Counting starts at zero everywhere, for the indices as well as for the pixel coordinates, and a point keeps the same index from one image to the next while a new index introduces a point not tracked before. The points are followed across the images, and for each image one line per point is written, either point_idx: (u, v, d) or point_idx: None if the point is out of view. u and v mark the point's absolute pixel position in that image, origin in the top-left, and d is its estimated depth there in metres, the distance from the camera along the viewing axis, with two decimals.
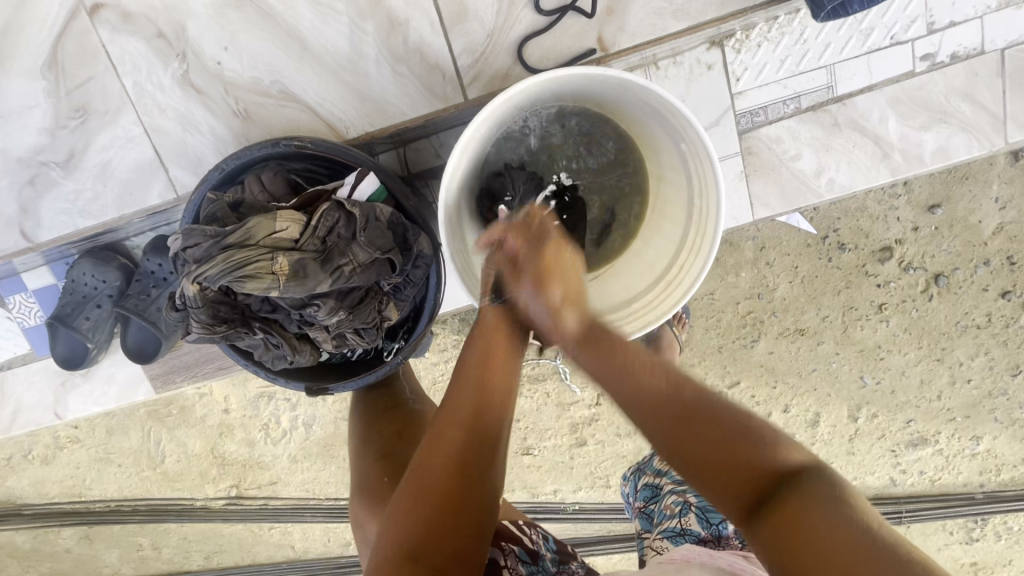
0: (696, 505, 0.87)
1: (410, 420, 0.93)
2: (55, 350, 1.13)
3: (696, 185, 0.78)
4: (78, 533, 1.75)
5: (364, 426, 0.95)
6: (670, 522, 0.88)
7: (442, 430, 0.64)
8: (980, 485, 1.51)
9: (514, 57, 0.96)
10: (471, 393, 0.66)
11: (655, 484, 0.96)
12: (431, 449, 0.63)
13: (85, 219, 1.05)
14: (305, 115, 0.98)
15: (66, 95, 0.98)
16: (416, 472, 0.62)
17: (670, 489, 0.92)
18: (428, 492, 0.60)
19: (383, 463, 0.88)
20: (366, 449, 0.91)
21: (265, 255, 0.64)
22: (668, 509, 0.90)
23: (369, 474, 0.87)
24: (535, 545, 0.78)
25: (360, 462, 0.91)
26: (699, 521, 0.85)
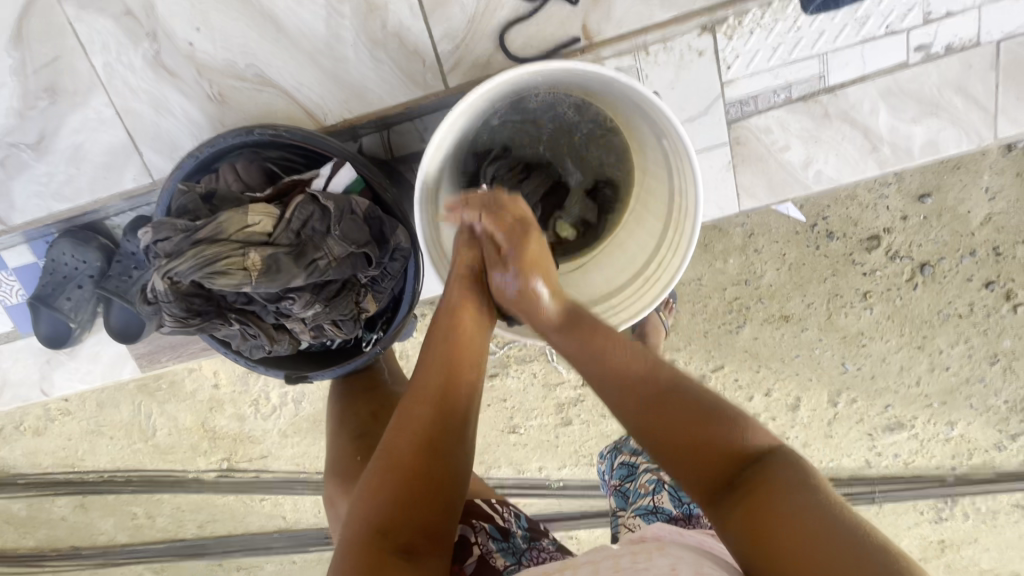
0: (668, 484, 0.90)
1: (385, 403, 0.94)
2: (38, 330, 1.12)
3: (676, 181, 0.77)
4: (73, 502, 1.78)
5: (341, 405, 0.96)
6: (643, 500, 0.91)
7: (409, 408, 0.65)
8: (952, 467, 1.55)
9: (496, 43, 0.94)
10: (438, 374, 0.67)
11: (631, 464, 0.96)
12: (400, 426, 0.64)
13: (58, 202, 1.03)
14: (282, 101, 0.95)
15: (33, 74, 0.95)
16: (385, 451, 0.63)
17: (645, 468, 0.95)
18: (397, 470, 0.61)
19: (358, 443, 0.90)
20: (342, 428, 0.93)
21: (236, 250, 0.63)
22: (641, 487, 0.92)
23: (341, 453, 0.90)
24: (507, 522, 0.80)
25: (333, 441, 0.93)
26: (670, 500, 0.88)
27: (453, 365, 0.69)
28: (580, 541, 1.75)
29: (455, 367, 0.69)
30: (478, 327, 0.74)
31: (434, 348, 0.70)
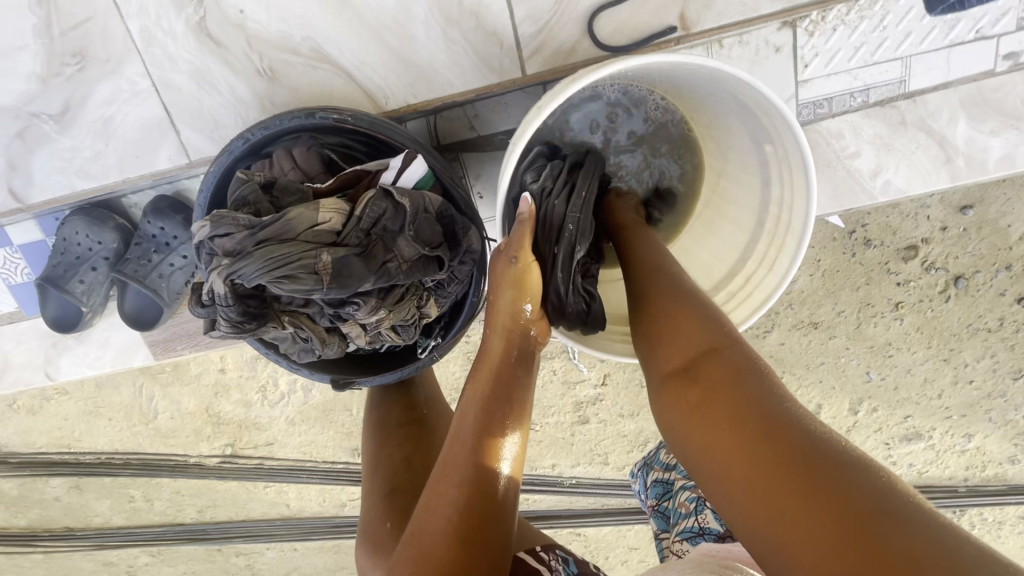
0: (710, 501, 0.83)
1: (420, 437, 0.90)
2: (45, 312, 1.04)
3: (775, 191, 0.72)
4: (67, 482, 1.71)
5: (375, 445, 0.91)
6: (687, 522, 0.83)
7: (438, 489, 0.60)
8: (964, 479, 1.52)
9: (583, 29, 0.86)
10: (465, 449, 0.62)
11: (666, 481, 0.92)
12: (429, 508, 0.60)
13: (83, 179, 0.94)
14: (339, 80, 0.87)
15: (60, 36, 0.86)
16: (414, 536, 0.59)
17: (682, 486, 0.89)
18: (428, 562, 0.56)
19: (389, 502, 0.83)
20: (376, 477, 0.87)
21: (306, 252, 0.57)
22: (681, 507, 0.86)
23: (373, 517, 0.82)
24: (556, 573, 0.74)
25: (365, 499, 0.86)
26: (716, 518, 0.81)
27: (484, 435, 0.63)
28: (587, 539, 1.70)
29: (487, 438, 0.63)
30: (518, 384, 0.68)
31: (465, 418, 0.65)
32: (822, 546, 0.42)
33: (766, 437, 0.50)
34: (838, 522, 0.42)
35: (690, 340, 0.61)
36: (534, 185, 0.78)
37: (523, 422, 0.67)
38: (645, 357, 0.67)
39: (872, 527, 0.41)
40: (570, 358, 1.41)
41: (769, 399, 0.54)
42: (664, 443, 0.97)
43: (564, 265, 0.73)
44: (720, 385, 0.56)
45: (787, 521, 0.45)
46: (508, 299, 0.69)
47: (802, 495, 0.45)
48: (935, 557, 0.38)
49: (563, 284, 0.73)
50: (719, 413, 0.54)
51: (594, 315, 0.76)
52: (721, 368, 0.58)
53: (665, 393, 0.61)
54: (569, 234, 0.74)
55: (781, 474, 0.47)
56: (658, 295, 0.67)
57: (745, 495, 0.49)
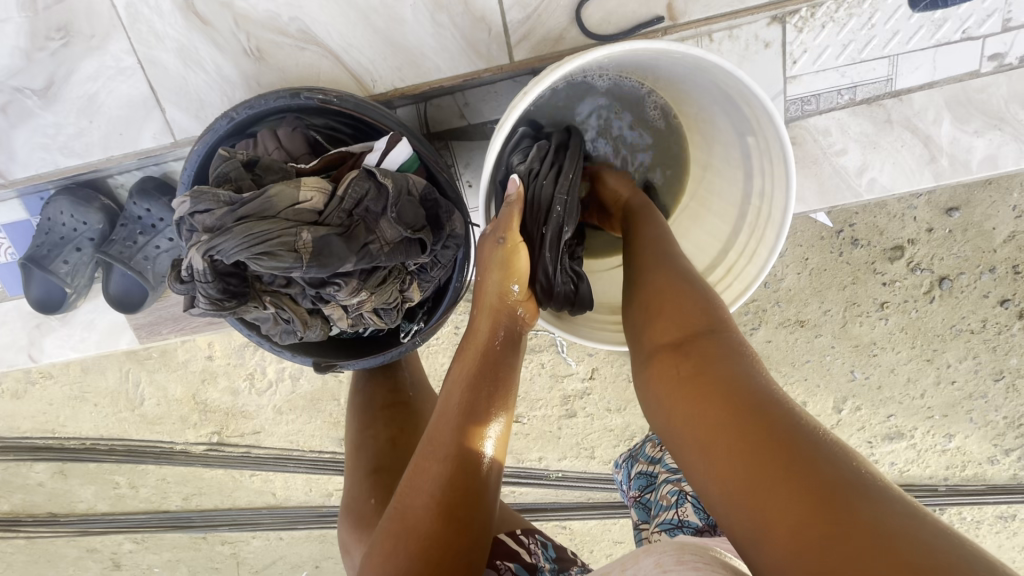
0: (691, 494, 0.81)
1: (406, 421, 0.91)
2: (29, 292, 1.03)
3: (757, 182, 0.72)
4: (52, 468, 1.70)
5: (359, 425, 0.92)
6: (666, 514, 0.82)
7: (423, 464, 0.61)
8: (944, 478, 1.54)
9: (572, 17, 0.86)
10: (450, 426, 0.63)
11: (650, 473, 0.91)
12: (413, 485, 0.61)
13: (66, 157, 0.94)
14: (326, 62, 0.87)
15: (45, 11, 0.85)
16: (400, 513, 0.59)
17: (665, 479, 0.87)
18: (412, 535, 0.57)
19: (373, 481, 0.84)
20: (361, 456, 0.88)
21: (287, 229, 0.57)
22: (663, 500, 0.84)
23: (356, 493, 0.84)
24: (534, 557, 0.74)
25: (349, 478, 0.87)
26: (696, 512, 0.78)
27: (469, 413, 0.64)
28: (573, 532, 1.70)
29: (472, 416, 0.64)
30: (506, 368, 0.69)
31: (451, 396, 0.66)
32: (796, 520, 0.43)
33: (748, 412, 0.51)
34: (815, 499, 0.44)
35: (684, 321, 0.62)
36: (521, 166, 0.79)
37: (508, 406, 0.68)
38: (635, 335, 0.67)
39: (845, 506, 0.42)
40: (559, 351, 1.43)
41: (758, 383, 0.54)
42: (652, 437, 0.97)
43: (552, 247, 0.75)
44: (709, 365, 0.57)
45: (754, 495, 0.47)
46: (495, 282, 0.70)
47: (777, 473, 0.46)
48: (899, 536, 0.40)
49: (551, 266, 0.75)
50: (704, 389, 0.55)
51: (580, 296, 0.79)
52: (713, 348, 0.58)
53: (653, 369, 0.62)
54: (557, 216, 0.75)
55: (764, 452, 0.48)
56: (654, 277, 0.68)
57: (725, 470, 0.50)
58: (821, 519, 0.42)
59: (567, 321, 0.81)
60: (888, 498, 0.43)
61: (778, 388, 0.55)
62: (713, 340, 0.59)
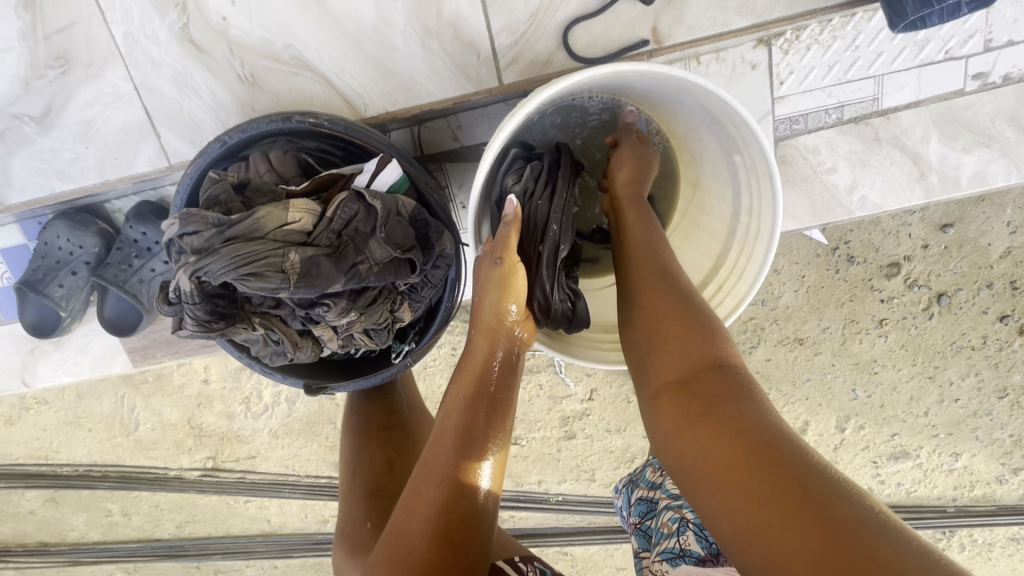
0: (694, 522, 0.78)
1: (403, 445, 0.89)
2: (23, 316, 1.03)
3: (745, 200, 0.73)
4: (43, 495, 1.67)
5: (355, 449, 0.90)
6: (667, 542, 0.78)
7: (420, 486, 0.60)
8: (953, 499, 1.51)
9: (558, 41, 0.88)
10: (448, 447, 0.62)
11: (650, 499, 0.88)
12: (409, 509, 0.60)
13: (63, 181, 0.95)
14: (319, 87, 0.89)
15: (45, 40, 0.87)
16: (394, 536, 0.59)
17: (666, 506, 0.84)
18: (406, 561, 0.56)
19: (370, 504, 0.82)
20: (357, 479, 0.86)
21: (275, 250, 0.57)
22: (664, 527, 0.80)
23: (352, 518, 0.81)
24: None
25: (345, 504, 0.85)
26: (698, 541, 0.75)
27: (466, 434, 0.63)
28: (575, 558, 1.66)
29: (470, 442, 0.63)
30: (504, 391, 0.68)
31: (448, 416, 0.65)
32: (812, 563, 0.43)
33: (759, 446, 0.51)
34: (831, 540, 0.43)
35: (687, 354, 0.62)
36: (515, 187, 0.79)
37: (506, 433, 0.67)
38: (638, 367, 0.67)
39: (861, 547, 0.42)
40: (556, 372, 1.42)
41: (766, 417, 0.55)
42: (652, 461, 0.95)
43: (549, 264, 0.75)
44: (718, 398, 0.57)
45: (768, 531, 0.47)
46: (492, 301, 0.69)
47: (790, 508, 0.46)
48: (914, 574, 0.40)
49: (548, 284, 0.74)
50: (713, 422, 0.55)
51: (579, 313, 0.78)
52: (719, 383, 0.58)
53: (659, 405, 0.61)
54: (554, 234, 0.75)
55: (775, 485, 0.48)
56: (652, 304, 0.67)
57: (737, 510, 0.50)
58: (838, 563, 0.42)
59: (559, 340, 0.80)
60: (900, 536, 0.43)
61: (783, 423, 0.55)
62: (720, 374, 0.59)
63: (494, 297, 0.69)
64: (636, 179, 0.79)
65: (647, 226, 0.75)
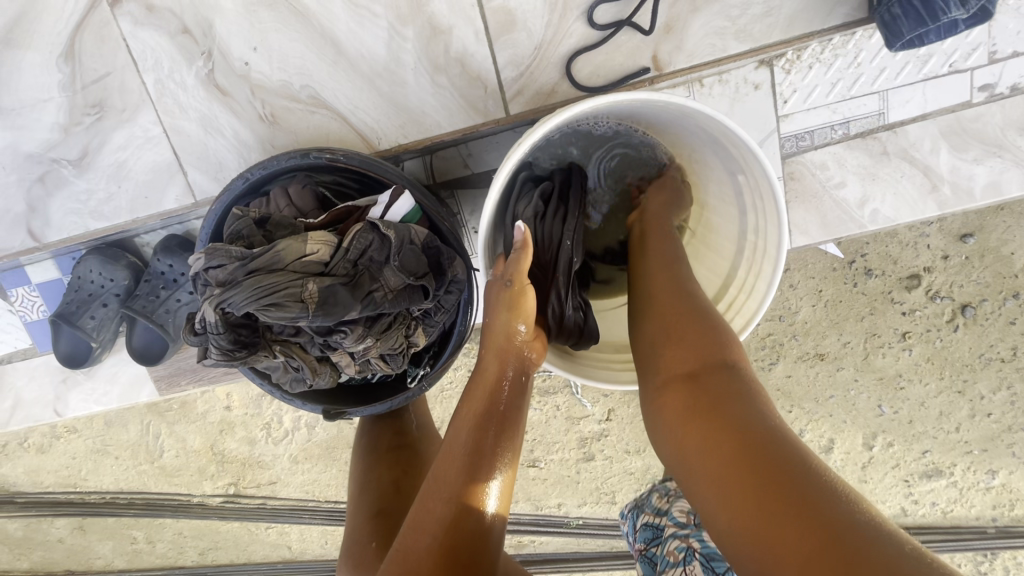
0: (700, 551, 0.77)
1: (410, 467, 0.90)
2: (58, 348, 1.08)
3: (752, 218, 0.73)
4: (71, 523, 1.70)
5: (362, 468, 0.92)
6: (674, 572, 0.78)
7: (427, 504, 0.61)
8: (992, 519, 1.45)
9: (561, 72, 0.91)
10: (459, 462, 0.63)
11: (657, 525, 0.86)
12: (418, 526, 0.60)
13: (96, 219, 1.00)
14: (334, 124, 0.93)
15: (82, 89, 0.93)
16: (400, 553, 0.59)
17: (672, 533, 0.82)
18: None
19: (376, 522, 0.83)
20: (363, 499, 0.87)
21: (293, 281, 0.60)
22: (670, 556, 0.80)
23: (357, 536, 0.81)
24: None
25: (349, 522, 0.85)
26: (704, 572, 0.75)
27: (475, 452, 0.64)
28: None
29: (478, 459, 0.63)
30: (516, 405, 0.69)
31: (458, 434, 0.66)
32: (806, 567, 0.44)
33: (759, 451, 0.52)
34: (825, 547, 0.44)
35: (691, 355, 0.62)
36: (526, 210, 0.80)
37: (514, 453, 0.67)
38: (644, 365, 0.67)
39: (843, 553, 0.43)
40: (573, 392, 1.41)
41: (770, 421, 0.55)
42: (658, 487, 0.92)
43: (564, 277, 0.77)
44: (722, 399, 0.57)
45: (766, 531, 0.47)
46: (502, 322, 0.70)
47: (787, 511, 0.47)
48: None
49: (563, 294, 0.76)
50: (714, 421, 0.56)
51: (590, 326, 0.80)
52: (725, 383, 0.59)
53: (660, 401, 0.62)
54: (568, 250, 0.77)
55: (774, 488, 0.49)
56: (659, 308, 0.68)
57: (733, 512, 0.51)
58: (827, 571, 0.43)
59: (571, 363, 0.80)
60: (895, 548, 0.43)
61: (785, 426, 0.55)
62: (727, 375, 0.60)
63: (505, 318, 0.70)
64: (663, 207, 0.80)
65: (665, 239, 0.77)
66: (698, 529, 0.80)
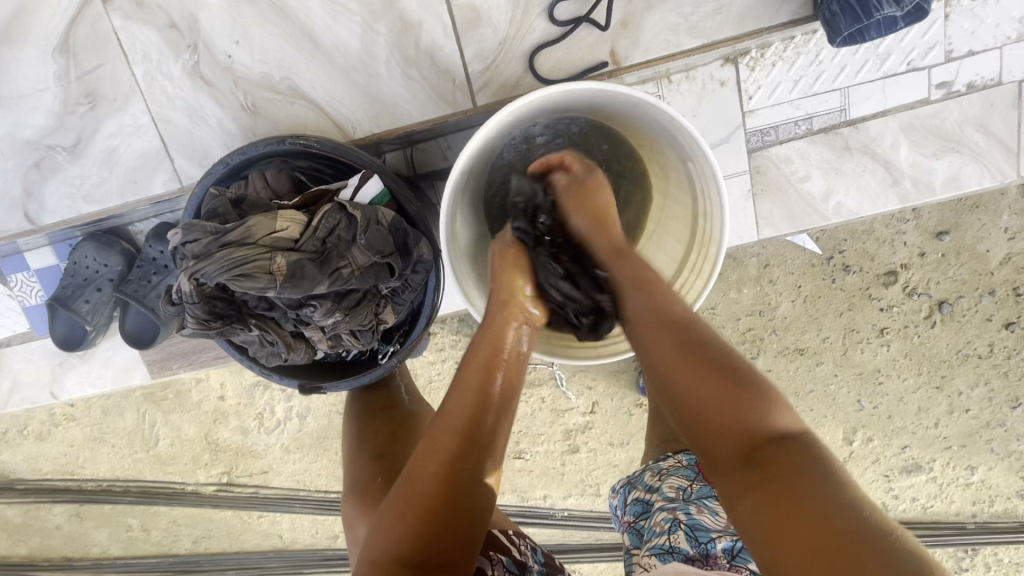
0: (685, 522, 0.82)
1: (405, 422, 0.95)
2: (54, 330, 1.13)
3: (701, 204, 0.77)
4: (69, 510, 1.75)
5: (358, 423, 0.97)
6: (658, 539, 0.83)
7: (436, 435, 0.66)
8: (973, 515, 1.47)
9: (525, 66, 0.96)
10: (469, 399, 0.68)
11: (647, 500, 0.91)
12: (426, 453, 0.65)
13: (88, 204, 1.05)
14: (313, 113, 0.98)
15: (76, 80, 0.98)
16: (411, 474, 0.64)
17: (661, 506, 0.87)
18: (419, 497, 0.62)
19: (377, 464, 0.89)
20: (361, 449, 0.92)
21: (263, 254, 0.65)
22: (656, 525, 0.84)
23: (361, 476, 0.88)
24: (524, 556, 0.82)
25: (350, 466, 0.91)
26: (688, 539, 0.80)
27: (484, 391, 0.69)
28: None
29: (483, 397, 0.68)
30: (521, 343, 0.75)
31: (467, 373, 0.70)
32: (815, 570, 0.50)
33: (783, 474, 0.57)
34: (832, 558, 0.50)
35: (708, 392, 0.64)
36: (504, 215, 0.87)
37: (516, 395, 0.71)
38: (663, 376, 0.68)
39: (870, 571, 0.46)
40: (558, 384, 1.45)
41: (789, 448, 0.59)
42: (652, 466, 0.97)
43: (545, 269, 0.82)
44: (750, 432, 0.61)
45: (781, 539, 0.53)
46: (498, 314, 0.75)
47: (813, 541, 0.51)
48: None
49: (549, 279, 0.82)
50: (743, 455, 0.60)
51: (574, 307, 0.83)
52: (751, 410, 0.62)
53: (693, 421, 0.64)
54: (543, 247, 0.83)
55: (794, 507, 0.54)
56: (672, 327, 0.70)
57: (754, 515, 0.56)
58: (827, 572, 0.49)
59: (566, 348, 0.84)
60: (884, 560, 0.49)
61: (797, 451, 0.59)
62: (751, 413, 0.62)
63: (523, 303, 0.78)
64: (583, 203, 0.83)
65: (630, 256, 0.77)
66: (687, 502, 0.85)
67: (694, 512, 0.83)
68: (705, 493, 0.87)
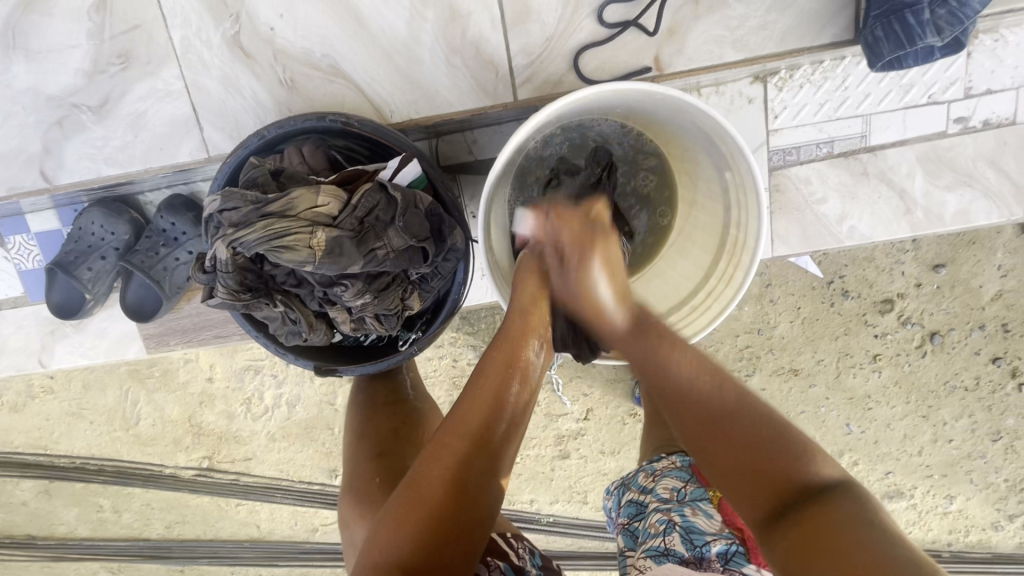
0: (680, 524, 0.81)
1: (409, 419, 0.94)
2: (50, 296, 1.09)
3: (734, 213, 0.80)
4: (38, 486, 1.69)
5: (359, 419, 0.95)
6: (654, 541, 0.82)
7: (444, 439, 0.67)
8: (947, 543, 1.50)
9: (570, 64, 0.96)
10: (482, 407, 0.69)
11: (640, 502, 0.91)
12: (434, 456, 0.66)
13: (109, 167, 1.02)
14: (351, 93, 0.97)
15: (110, 39, 0.96)
16: (414, 478, 0.65)
17: (655, 508, 0.87)
18: (423, 500, 0.63)
19: (377, 462, 0.87)
20: (362, 444, 0.91)
21: (304, 228, 0.65)
22: (651, 527, 0.84)
23: (360, 474, 0.87)
24: (522, 561, 0.81)
25: (350, 464, 0.90)
26: (682, 542, 0.79)
27: (498, 397, 0.70)
28: None
29: (498, 403, 0.70)
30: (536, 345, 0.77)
31: (483, 378, 0.72)
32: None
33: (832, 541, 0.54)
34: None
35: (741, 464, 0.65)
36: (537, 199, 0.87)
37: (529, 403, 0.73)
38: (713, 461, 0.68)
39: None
40: (554, 389, 1.44)
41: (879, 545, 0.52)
42: (643, 467, 0.99)
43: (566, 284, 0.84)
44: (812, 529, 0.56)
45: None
46: (519, 326, 0.77)
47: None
48: None
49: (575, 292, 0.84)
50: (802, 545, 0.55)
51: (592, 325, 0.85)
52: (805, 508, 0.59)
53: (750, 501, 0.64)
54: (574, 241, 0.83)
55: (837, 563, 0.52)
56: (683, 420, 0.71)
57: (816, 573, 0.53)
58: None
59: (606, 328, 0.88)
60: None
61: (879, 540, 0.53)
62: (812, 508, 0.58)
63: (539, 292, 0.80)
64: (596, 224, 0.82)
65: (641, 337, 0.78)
66: (680, 504, 0.86)
67: (688, 513, 0.83)
68: (699, 495, 0.87)
